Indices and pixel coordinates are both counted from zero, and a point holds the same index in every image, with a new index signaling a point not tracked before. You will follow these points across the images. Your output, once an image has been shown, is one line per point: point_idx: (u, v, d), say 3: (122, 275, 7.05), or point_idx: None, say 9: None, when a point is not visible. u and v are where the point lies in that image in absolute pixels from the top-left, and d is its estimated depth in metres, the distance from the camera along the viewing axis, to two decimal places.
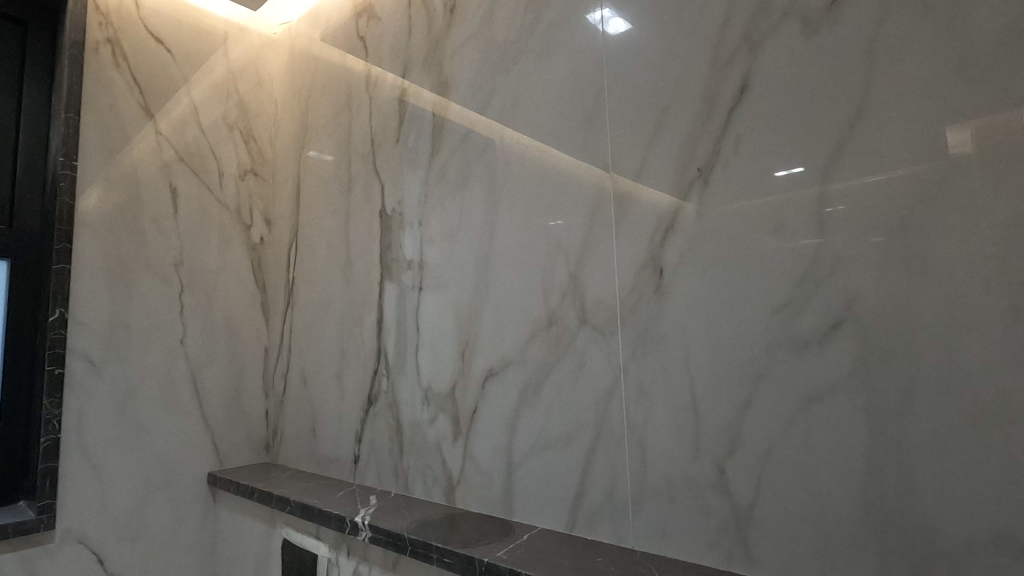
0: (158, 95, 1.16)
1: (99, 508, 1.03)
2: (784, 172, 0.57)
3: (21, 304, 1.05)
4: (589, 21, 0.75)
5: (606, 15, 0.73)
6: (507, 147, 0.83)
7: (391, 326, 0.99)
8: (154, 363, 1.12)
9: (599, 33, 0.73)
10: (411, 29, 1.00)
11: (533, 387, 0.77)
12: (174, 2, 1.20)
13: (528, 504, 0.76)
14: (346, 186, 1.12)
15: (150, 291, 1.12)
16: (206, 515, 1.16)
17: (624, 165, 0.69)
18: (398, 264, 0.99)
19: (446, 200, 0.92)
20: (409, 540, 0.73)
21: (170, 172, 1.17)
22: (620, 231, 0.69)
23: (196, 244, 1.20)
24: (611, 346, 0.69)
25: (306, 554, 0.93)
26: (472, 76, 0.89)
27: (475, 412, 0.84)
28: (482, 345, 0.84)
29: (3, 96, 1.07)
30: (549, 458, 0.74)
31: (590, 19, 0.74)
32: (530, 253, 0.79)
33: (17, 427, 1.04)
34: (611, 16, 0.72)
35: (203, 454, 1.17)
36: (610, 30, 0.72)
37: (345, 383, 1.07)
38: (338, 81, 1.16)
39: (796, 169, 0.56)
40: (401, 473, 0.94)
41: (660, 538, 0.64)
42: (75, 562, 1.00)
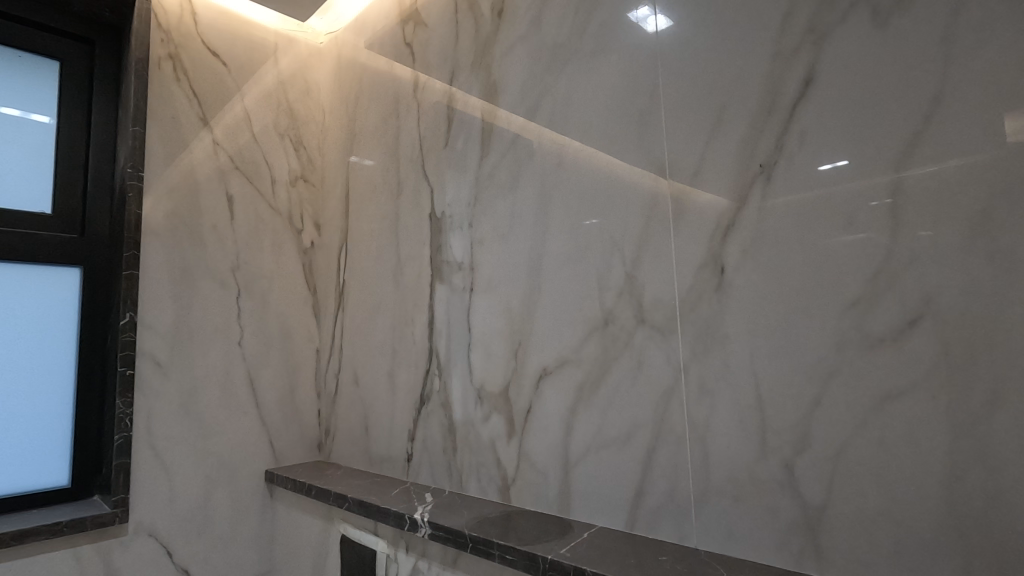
0: (215, 106, 1.21)
1: (167, 503, 1.08)
2: (829, 166, 0.57)
3: (93, 308, 1.12)
4: (632, 20, 0.76)
5: (645, 14, 0.74)
6: (558, 147, 0.84)
7: (442, 327, 1.00)
8: (215, 364, 1.16)
9: (649, 29, 0.74)
10: (459, 34, 1.02)
11: (590, 386, 0.77)
12: (228, 16, 1.25)
13: (585, 503, 0.77)
14: (394, 190, 1.14)
15: (210, 295, 1.17)
16: (264, 511, 1.20)
17: (680, 162, 0.69)
18: (448, 265, 1.00)
19: (497, 201, 0.93)
20: (470, 537, 0.74)
21: (227, 180, 1.22)
22: (678, 230, 0.69)
23: (251, 250, 1.24)
24: (671, 344, 0.69)
25: (365, 550, 0.95)
26: (521, 78, 0.90)
27: (530, 411, 0.85)
28: (536, 345, 0.85)
29: (75, 112, 1.14)
30: (607, 457, 0.75)
31: (633, 17, 0.76)
32: (584, 253, 0.79)
33: (91, 425, 1.10)
34: (650, 14, 0.74)
35: (261, 452, 1.21)
36: (649, 29, 0.74)
37: (397, 383, 1.09)
38: (384, 88, 1.19)
39: (840, 163, 0.57)
40: (455, 471, 0.95)
41: (726, 538, 0.63)
42: (146, 554, 1.05)
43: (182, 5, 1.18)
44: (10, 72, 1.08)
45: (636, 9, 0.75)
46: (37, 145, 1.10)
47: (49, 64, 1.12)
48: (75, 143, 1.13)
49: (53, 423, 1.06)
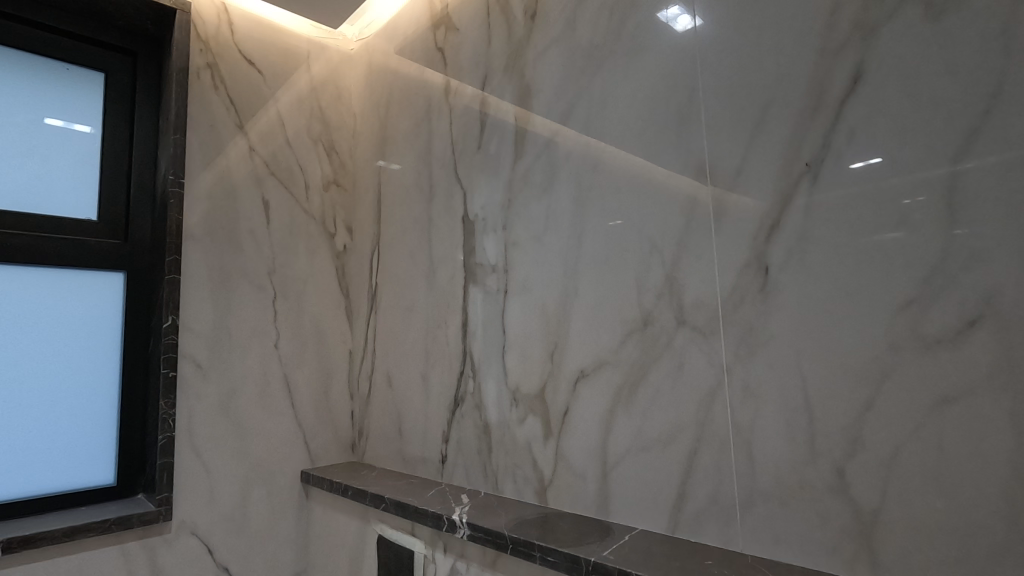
0: (251, 113, 1.24)
1: (208, 502, 1.10)
2: (861, 163, 0.57)
3: (136, 312, 1.15)
4: (661, 19, 0.76)
5: (674, 13, 0.75)
6: (594, 148, 0.84)
7: (476, 330, 1.01)
8: (253, 366, 1.18)
9: (678, 29, 0.74)
10: (491, 38, 1.02)
11: (629, 389, 0.77)
12: (263, 25, 1.28)
13: (626, 505, 0.76)
14: (427, 194, 1.15)
15: (248, 298, 1.19)
16: (300, 510, 1.22)
17: (722, 162, 0.68)
18: (482, 267, 1.01)
19: (531, 204, 0.93)
20: (510, 538, 0.74)
21: (263, 186, 1.24)
22: (720, 230, 0.68)
23: (286, 254, 1.26)
24: (713, 346, 0.68)
25: (403, 550, 0.96)
26: (555, 80, 0.90)
27: (567, 413, 0.84)
28: (572, 347, 0.84)
29: (119, 121, 1.17)
30: (648, 459, 0.74)
31: (662, 17, 0.76)
32: (622, 254, 0.79)
33: (135, 425, 1.13)
34: (679, 13, 0.74)
35: (297, 453, 1.23)
36: (678, 27, 0.74)
37: (431, 385, 1.10)
38: (416, 93, 1.20)
39: (873, 160, 0.57)
40: (490, 473, 0.96)
41: (773, 542, 0.62)
42: (188, 552, 1.07)
43: (219, 16, 1.21)
44: (58, 84, 1.12)
45: (665, 9, 0.76)
46: (83, 154, 1.13)
47: (94, 76, 1.16)
48: (118, 151, 1.17)
49: (99, 423, 1.10)
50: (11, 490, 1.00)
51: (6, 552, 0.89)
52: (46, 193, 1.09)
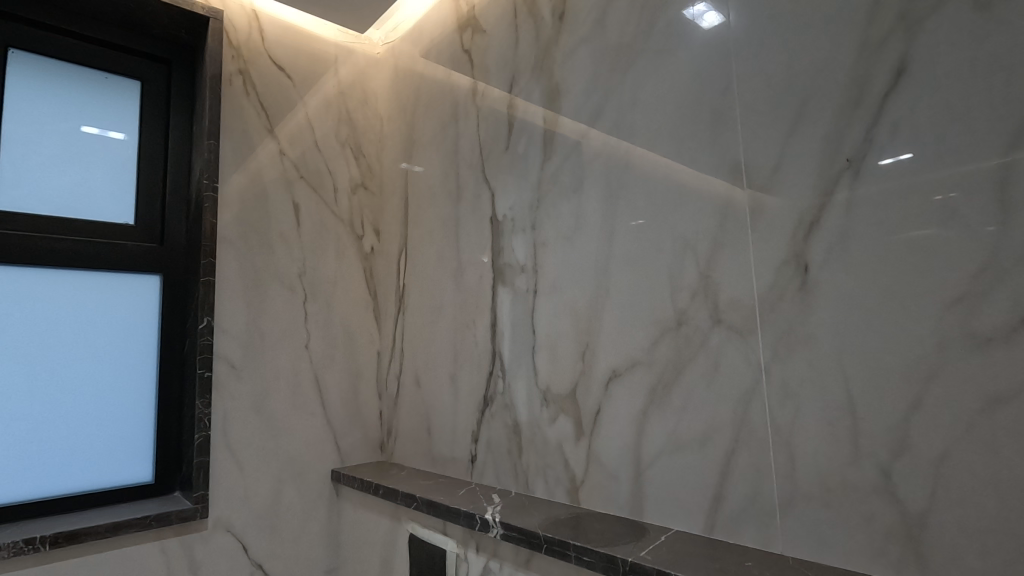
0: (281, 117, 1.26)
1: (243, 500, 1.12)
2: (891, 159, 0.57)
3: (172, 313, 1.17)
4: (687, 17, 0.77)
5: (701, 10, 0.75)
6: (625, 148, 0.83)
7: (505, 330, 1.01)
8: (284, 366, 1.20)
9: (704, 26, 0.74)
10: (518, 39, 1.03)
11: (662, 389, 0.76)
12: (292, 31, 1.30)
13: (660, 506, 0.76)
14: (454, 195, 1.16)
15: (279, 300, 1.21)
16: (331, 509, 1.24)
17: (758, 160, 0.68)
18: (511, 268, 1.01)
19: (561, 204, 0.93)
20: (544, 538, 0.74)
21: (293, 189, 1.26)
22: (756, 228, 0.67)
23: (316, 256, 1.28)
24: (751, 346, 0.67)
25: (434, 549, 0.97)
26: (585, 80, 0.90)
27: (599, 413, 0.84)
28: (604, 347, 0.84)
29: (154, 128, 1.20)
30: (683, 460, 0.73)
31: (688, 14, 0.76)
32: (654, 254, 0.78)
33: (171, 425, 1.15)
34: (706, 10, 0.74)
35: (327, 452, 1.24)
36: (704, 24, 0.74)
37: (460, 385, 1.10)
38: (443, 96, 1.21)
39: (903, 156, 0.56)
40: (521, 473, 0.96)
41: (815, 544, 0.61)
42: (224, 549, 1.09)
43: (250, 23, 1.23)
44: (96, 92, 1.15)
45: (691, 6, 0.76)
46: (121, 160, 1.16)
47: (130, 83, 1.19)
48: (154, 157, 1.20)
49: (137, 423, 1.12)
50: (56, 487, 1.03)
51: (53, 547, 0.92)
52: (86, 198, 1.12)
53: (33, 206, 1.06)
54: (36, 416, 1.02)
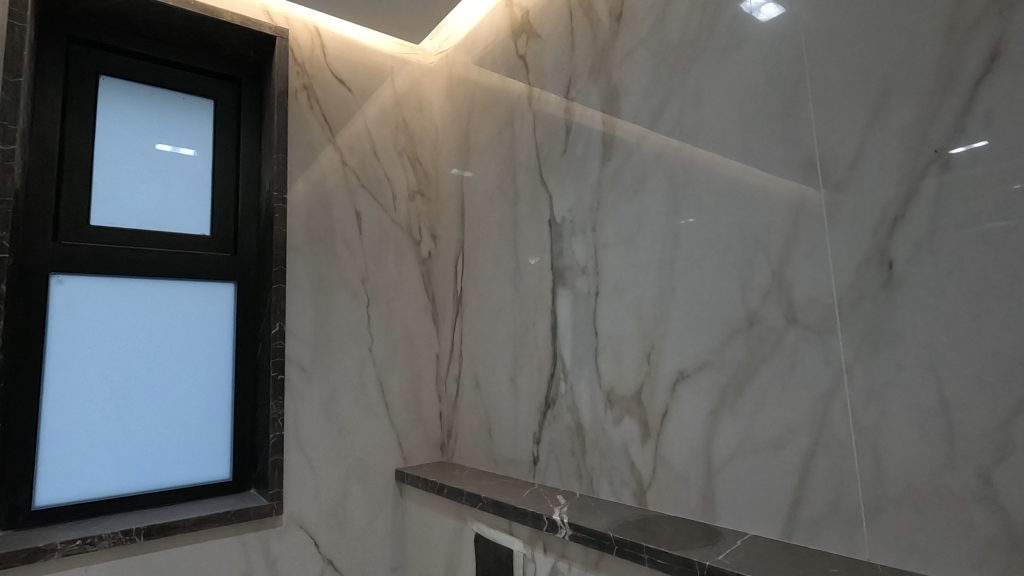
0: (342, 128, 1.31)
1: (314, 497, 1.17)
2: (964, 148, 0.56)
3: (245, 319, 1.24)
4: (744, 10, 0.76)
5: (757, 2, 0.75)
6: (688, 146, 0.83)
7: (567, 332, 1.02)
8: (349, 369, 1.25)
9: (761, 18, 0.74)
10: (575, 43, 1.03)
11: (734, 390, 0.75)
12: (351, 45, 1.35)
13: (735, 510, 0.74)
14: (511, 199, 1.18)
15: (344, 305, 1.26)
16: (395, 508, 1.27)
17: (835, 154, 0.66)
18: (571, 270, 1.01)
19: (622, 205, 0.93)
20: (615, 539, 0.74)
21: (355, 198, 1.31)
22: (834, 225, 0.65)
23: (377, 262, 1.32)
24: (829, 346, 0.65)
25: (501, 549, 0.98)
26: (644, 80, 0.90)
27: (666, 414, 0.83)
28: (670, 348, 0.84)
29: (226, 143, 1.27)
30: (757, 463, 0.72)
31: (745, 8, 0.76)
32: (723, 253, 0.77)
33: (246, 425, 1.21)
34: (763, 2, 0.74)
35: (391, 453, 1.28)
36: (763, 17, 0.74)
37: (521, 387, 1.11)
38: (497, 102, 1.23)
39: (977, 144, 0.55)
40: (585, 474, 0.96)
41: (908, 551, 0.58)
42: (297, 544, 1.14)
43: (313, 40, 1.29)
44: (174, 112, 1.23)
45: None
46: (197, 175, 1.24)
47: (204, 103, 1.26)
48: (227, 171, 1.27)
49: (216, 422, 1.19)
50: (146, 483, 1.10)
51: (147, 538, 0.98)
52: (167, 212, 1.19)
53: (122, 221, 1.14)
54: (127, 416, 1.09)
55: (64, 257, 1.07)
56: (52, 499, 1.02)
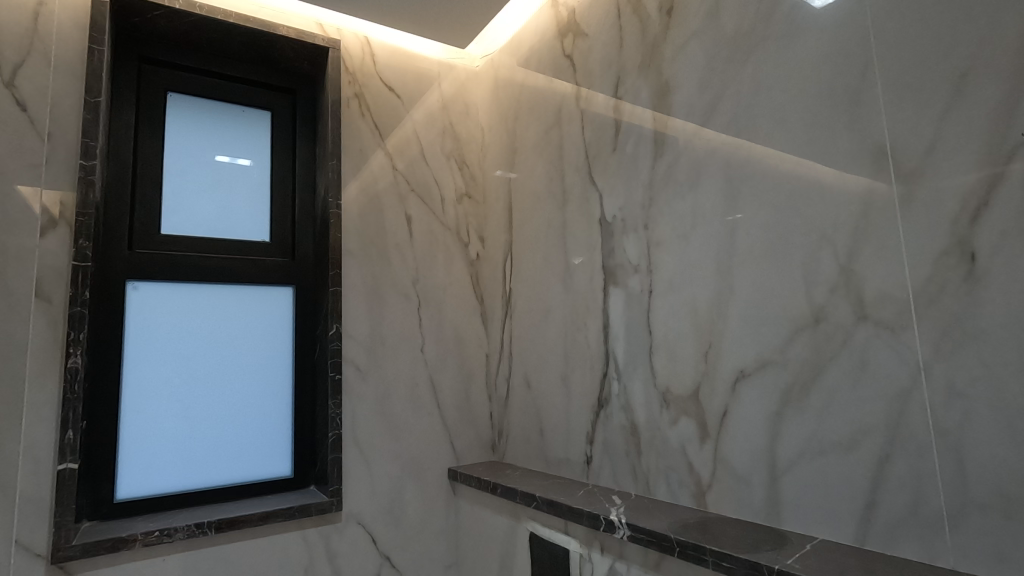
0: (392, 134, 1.34)
1: (371, 494, 1.20)
2: None
3: (303, 321, 1.28)
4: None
5: None
6: (745, 139, 0.81)
7: (619, 332, 1.01)
8: (402, 369, 1.27)
9: (817, 5, 0.72)
10: (623, 39, 1.02)
11: (800, 390, 0.73)
12: (399, 53, 1.38)
13: (802, 514, 0.72)
14: (560, 199, 1.18)
15: (396, 307, 1.29)
16: (449, 506, 1.29)
17: (907, 143, 0.63)
18: (623, 268, 1.01)
19: (676, 202, 0.91)
20: (676, 540, 0.73)
21: (405, 202, 1.34)
22: (907, 216, 0.63)
23: (427, 264, 1.34)
24: (904, 343, 0.63)
25: (557, 548, 0.98)
26: (697, 74, 0.88)
27: (725, 414, 0.82)
28: (730, 347, 0.82)
29: (283, 153, 1.33)
30: (825, 465, 0.69)
31: None
32: (785, 248, 0.75)
33: (305, 424, 1.26)
34: None
35: (443, 452, 1.30)
36: (818, 3, 0.72)
37: (573, 387, 1.11)
38: (545, 102, 1.23)
39: None
40: (640, 474, 0.95)
41: (998, 560, 0.55)
42: (355, 540, 1.17)
43: (363, 50, 1.33)
44: (235, 124, 1.28)
45: None
46: (257, 184, 1.29)
47: (262, 114, 1.32)
48: (284, 180, 1.32)
49: (277, 421, 1.23)
50: (214, 479, 1.16)
51: (217, 532, 1.03)
52: (230, 221, 1.25)
53: (189, 230, 1.20)
54: (197, 415, 1.15)
55: (139, 265, 1.13)
56: (130, 493, 1.08)
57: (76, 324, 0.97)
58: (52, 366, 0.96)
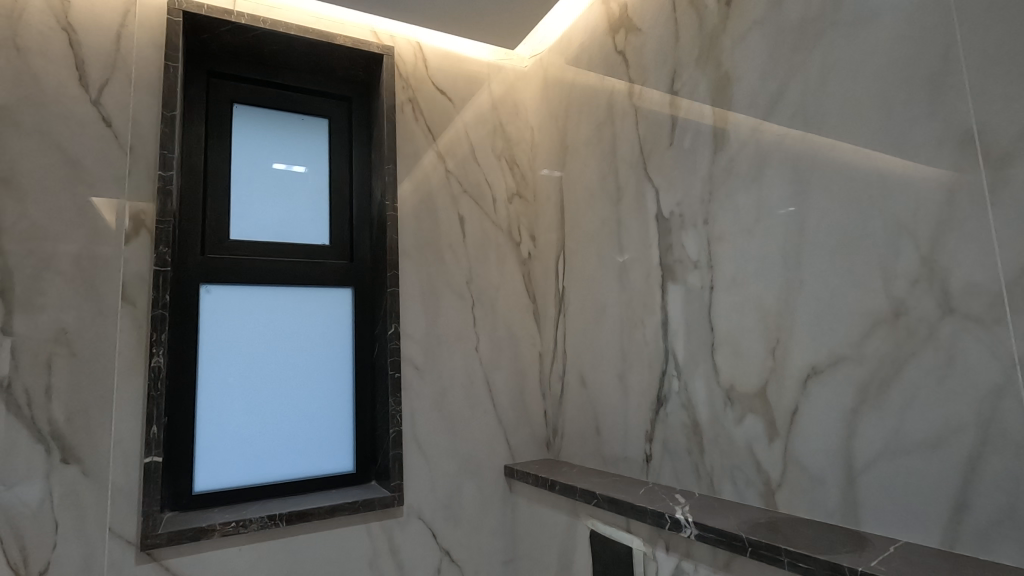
0: (444, 136, 1.37)
1: (430, 490, 1.23)
2: None
3: (362, 321, 1.32)
4: None
5: None
6: (813, 129, 0.78)
7: (679, 328, 1.00)
8: (458, 367, 1.30)
9: None
10: (679, 33, 1.01)
11: (878, 386, 0.70)
12: (450, 56, 1.40)
13: (883, 515, 0.69)
14: (614, 196, 1.17)
15: (452, 306, 1.31)
16: (505, 503, 1.30)
17: (997, 127, 0.60)
18: (682, 264, 1.00)
19: (738, 195, 0.90)
20: (748, 540, 0.72)
21: (458, 203, 1.36)
22: (998, 204, 0.59)
23: (481, 264, 1.36)
24: (996, 337, 0.60)
25: (619, 546, 0.98)
26: (760, 64, 0.86)
27: (796, 413, 0.79)
28: (799, 343, 0.80)
29: (341, 158, 1.37)
30: (908, 464, 0.67)
31: None
32: (860, 240, 0.72)
33: (366, 421, 1.30)
34: None
35: (500, 449, 1.31)
36: None
37: (630, 385, 1.11)
38: (596, 100, 1.23)
39: None
40: (704, 473, 0.93)
41: None
42: (416, 535, 1.20)
43: (415, 55, 1.36)
44: (296, 132, 1.34)
45: None
46: (317, 189, 1.34)
47: (321, 122, 1.37)
48: (342, 185, 1.36)
49: (340, 418, 1.28)
50: (282, 473, 1.21)
51: (288, 523, 1.08)
52: (293, 225, 1.30)
53: (256, 234, 1.26)
54: (266, 412, 1.20)
55: (212, 269, 1.19)
56: (207, 485, 1.14)
57: (158, 325, 1.03)
58: (138, 364, 1.03)
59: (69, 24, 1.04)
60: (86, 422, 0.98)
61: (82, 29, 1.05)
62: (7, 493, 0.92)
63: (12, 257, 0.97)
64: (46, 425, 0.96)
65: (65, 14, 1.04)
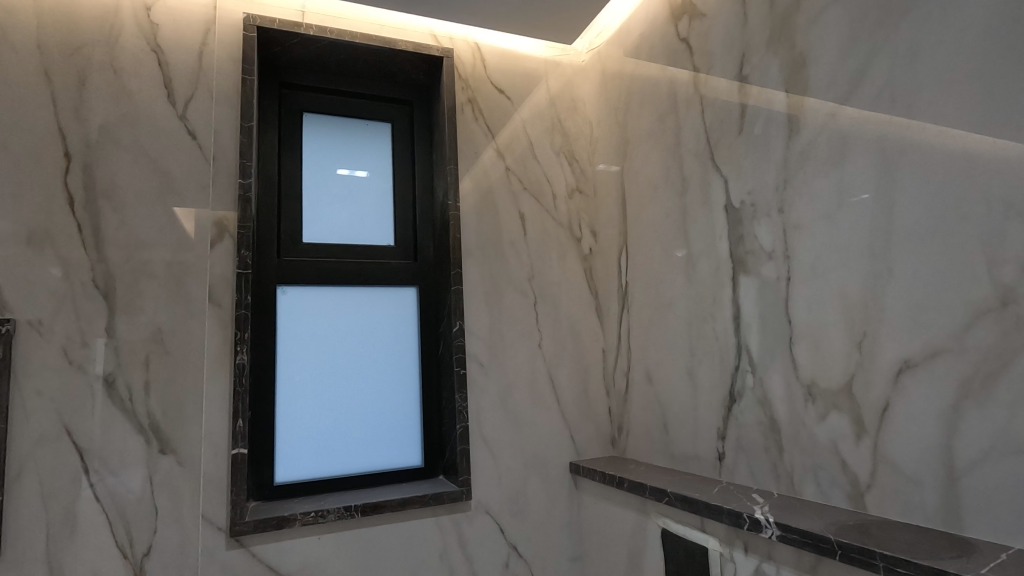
0: (503, 134, 1.38)
1: (497, 486, 1.24)
2: None
3: (427, 319, 1.35)
4: None
5: None
6: (901, 107, 0.74)
7: (753, 321, 0.96)
8: (522, 364, 1.30)
9: None
10: (747, 15, 0.97)
11: (983, 381, 0.65)
12: (508, 55, 1.41)
13: (990, 519, 0.64)
14: (679, 187, 1.14)
15: (514, 303, 1.32)
16: (572, 501, 1.30)
17: None
18: (755, 256, 0.96)
19: (817, 180, 0.85)
20: (837, 542, 0.69)
21: (518, 200, 1.36)
22: None
23: (542, 261, 1.36)
24: None
25: (693, 546, 0.96)
26: (839, 42, 0.82)
27: (887, 409, 0.75)
28: (889, 335, 0.75)
29: (403, 161, 1.41)
30: (1020, 465, 0.61)
31: None
32: (958, 223, 0.67)
33: (433, 417, 1.33)
34: None
35: (565, 446, 1.31)
36: None
37: (700, 382, 1.08)
38: (658, 90, 1.21)
39: None
40: (783, 473, 0.89)
41: None
42: (483, 529, 1.21)
43: (473, 56, 1.37)
44: (360, 138, 1.38)
45: None
46: (382, 192, 1.38)
47: (384, 126, 1.41)
48: (405, 187, 1.40)
49: (408, 414, 1.31)
50: (355, 467, 1.25)
51: (363, 515, 1.12)
52: (360, 228, 1.35)
53: (326, 237, 1.31)
54: (339, 407, 1.25)
55: (287, 271, 1.25)
56: (287, 477, 1.20)
57: (242, 325, 1.10)
58: (223, 362, 1.09)
59: (158, 45, 1.12)
60: (180, 415, 1.05)
61: (168, 50, 1.13)
62: (114, 480, 1.00)
63: (114, 263, 1.05)
64: (146, 417, 1.03)
65: (153, 36, 1.12)
